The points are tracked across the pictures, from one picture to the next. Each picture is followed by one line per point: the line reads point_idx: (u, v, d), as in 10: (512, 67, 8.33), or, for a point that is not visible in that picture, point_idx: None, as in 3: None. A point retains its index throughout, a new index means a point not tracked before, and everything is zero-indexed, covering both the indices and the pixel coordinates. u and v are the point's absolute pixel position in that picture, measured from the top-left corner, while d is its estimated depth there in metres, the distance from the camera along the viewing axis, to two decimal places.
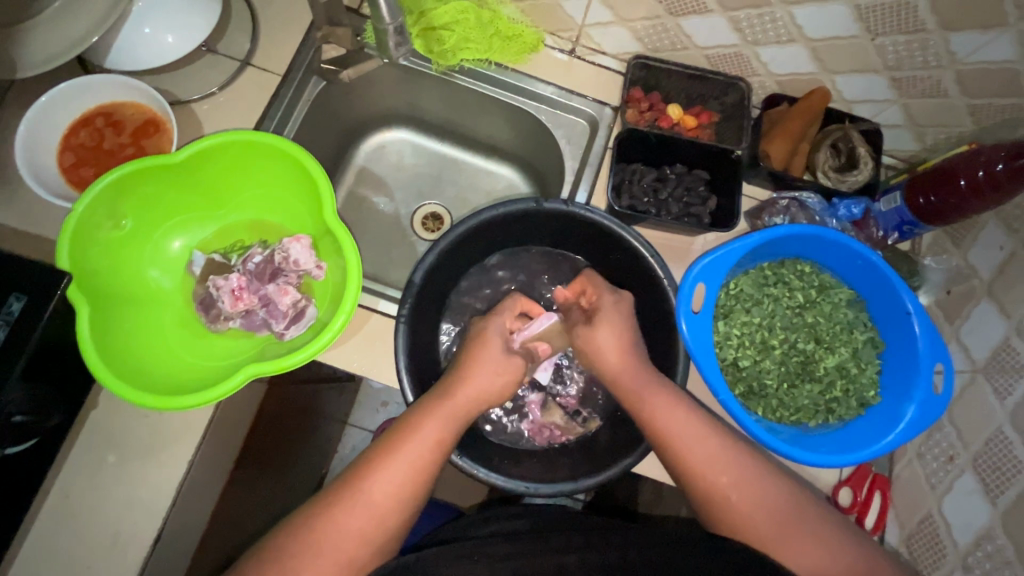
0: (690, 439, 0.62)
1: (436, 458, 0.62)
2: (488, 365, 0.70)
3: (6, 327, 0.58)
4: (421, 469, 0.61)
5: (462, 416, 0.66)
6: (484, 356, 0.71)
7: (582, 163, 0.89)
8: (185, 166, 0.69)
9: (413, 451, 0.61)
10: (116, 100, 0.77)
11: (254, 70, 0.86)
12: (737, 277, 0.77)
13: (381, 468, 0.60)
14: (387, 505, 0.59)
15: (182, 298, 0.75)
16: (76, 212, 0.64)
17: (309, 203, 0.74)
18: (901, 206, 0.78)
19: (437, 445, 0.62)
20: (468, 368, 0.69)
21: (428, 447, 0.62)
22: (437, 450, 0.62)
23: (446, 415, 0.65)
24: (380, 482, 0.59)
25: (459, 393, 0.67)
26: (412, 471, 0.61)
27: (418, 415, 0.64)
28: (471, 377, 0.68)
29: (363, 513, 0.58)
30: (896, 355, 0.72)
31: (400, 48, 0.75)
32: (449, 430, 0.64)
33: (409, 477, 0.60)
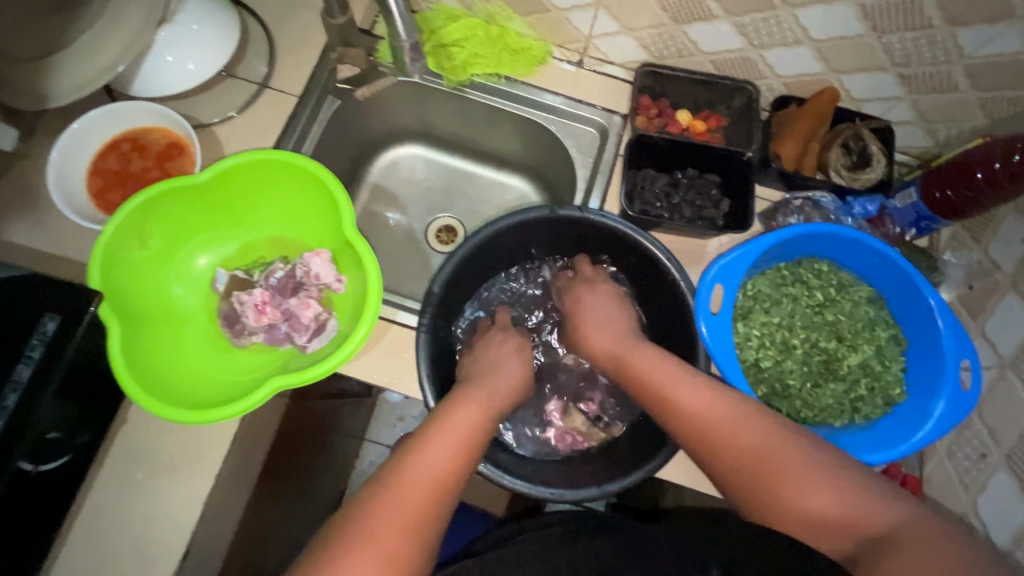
0: (735, 422, 0.59)
1: (475, 442, 0.61)
2: (508, 363, 0.74)
3: (42, 346, 0.60)
4: (462, 451, 0.60)
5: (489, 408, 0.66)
6: (500, 354, 0.75)
7: (593, 171, 0.90)
8: (208, 186, 0.72)
9: (454, 432, 0.60)
10: (140, 125, 0.80)
11: (272, 92, 0.88)
12: (754, 277, 0.76)
13: (419, 456, 0.57)
14: (433, 486, 0.56)
15: (206, 316, 0.77)
16: (106, 233, 0.66)
17: (327, 218, 0.76)
18: (917, 201, 0.78)
19: (473, 432, 0.62)
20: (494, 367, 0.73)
21: (466, 429, 0.61)
22: (475, 433, 0.62)
23: (479, 403, 0.65)
24: (424, 460, 0.57)
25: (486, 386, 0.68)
26: (455, 451, 0.59)
27: (452, 405, 0.64)
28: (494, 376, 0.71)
29: (412, 491, 0.54)
30: (920, 352, 0.72)
31: (415, 64, 0.73)
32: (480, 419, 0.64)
33: (451, 458, 0.58)
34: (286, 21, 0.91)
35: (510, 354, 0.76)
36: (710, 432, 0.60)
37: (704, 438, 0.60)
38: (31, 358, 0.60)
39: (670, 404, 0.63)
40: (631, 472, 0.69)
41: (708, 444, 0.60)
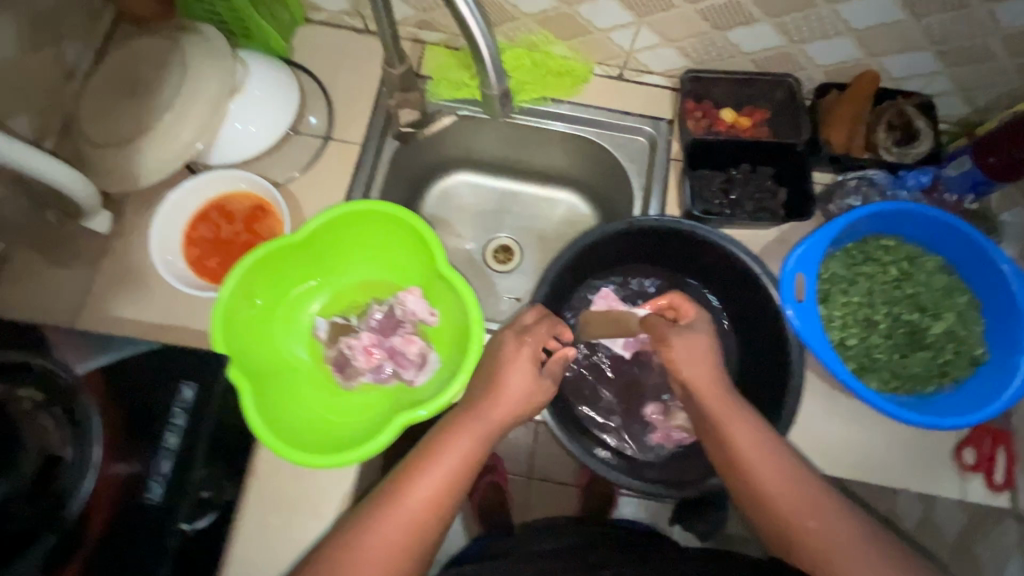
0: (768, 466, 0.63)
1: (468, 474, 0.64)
2: (510, 386, 0.67)
3: (185, 413, 0.66)
4: (446, 489, 0.62)
5: (489, 437, 0.66)
6: (502, 385, 0.67)
7: (648, 178, 0.95)
8: (308, 243, 0.76)
9: (447, 462, 0.63)
10: (225, 193, 0.84)
11: (336, 143, 0.93)
12: (826, 262, 0.81)
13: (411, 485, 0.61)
14: (422, 519, 0.60)
15: (315, 363, 0.81)
16: (223, 298, 0.70)
17: (416, 256, 0.81)
18: (972, 168, 0.82)
19: (467, 464, 0.63)
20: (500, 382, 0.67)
21: (458, 457, 0.63)
22: (464, 460, 0.63)
23: (475, 431, 0.65)
24: (417, 491, 0.61)
25: (492, 412, 0.66)
26: (442, 484, 0.62)
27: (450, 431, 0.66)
28: (502, 396, 0.66)
29: (400, 522, 0.59)
30: (998, 312, 0.75)
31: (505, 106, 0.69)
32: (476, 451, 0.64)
33: (436, 499, 0.61)
34: (338, 75, 0.96)
35: (517, 377, 0.68)
36: (749, 465, 0.64)
37: (740, 465, 0.65)
38: (177, 426, 0.65)
39: (728, 437, 0.66)
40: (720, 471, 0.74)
41: (740, 468, 0.65)
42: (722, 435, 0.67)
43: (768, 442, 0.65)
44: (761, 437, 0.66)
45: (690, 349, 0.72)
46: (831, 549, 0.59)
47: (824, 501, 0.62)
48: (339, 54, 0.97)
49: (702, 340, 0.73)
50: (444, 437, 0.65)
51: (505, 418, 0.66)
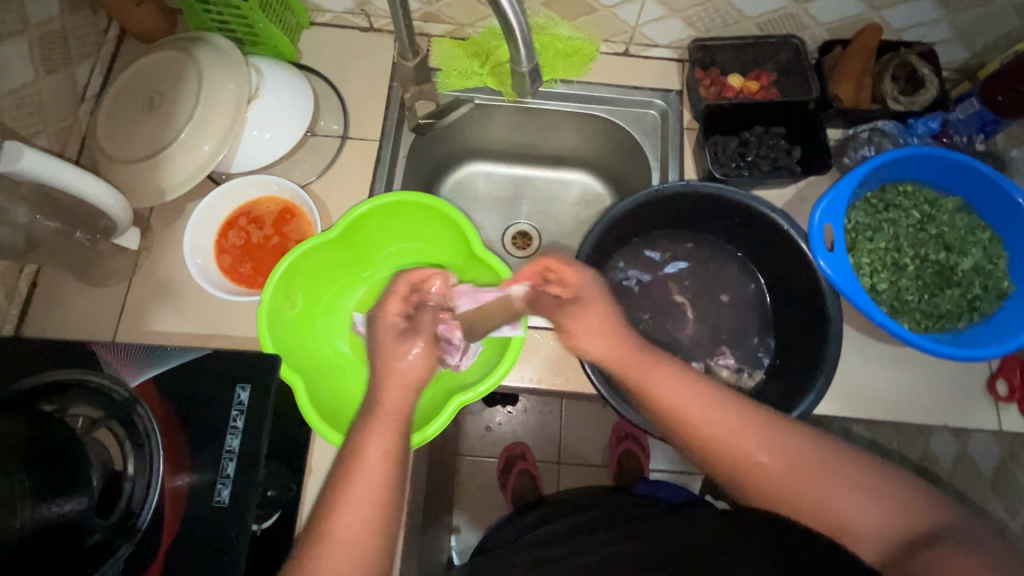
0: (724, 424, 0.61)
1: (390, 467, 0.59)
2: (403, 365, 0.68)
3: (244, 415, 0.66)
4: (385, 476, 0.58)
5: (397, 423, 0.63)
6: (392, 360, 0.68)
7: (663, 149, 0.96)
8: (344, 238, 0.77)
9: (373, 452, 0.59)
10: (252, 199, 0.85)
11: (354, 141, 0.94)
12: (849, 211, 0.83)
13: (336, 507, 0.56)
14: (362, 531, 0.55)
15: (360, 358, 0.81)
16: (266, 299, 0.71)
17: (450, 242, 0.82)
18: (980, 110, 0.84)
19: (387, 458, 0.59)
20: (384, 364, 0.68)
21: (383, 442, 0.60)
22: (391, 443, 0.60)
23: (386, 427, 0.62)
24: (355, 491, 0.57)
25: (383, 399, 0.65)
26: (378, 473, 0.58)
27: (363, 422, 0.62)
28: (387, 376, 0.67)
29: (353, 521, 0.55)
30: (1019, 245, 0.78)
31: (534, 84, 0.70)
32: (394, 441, 0.61)
33: (378, 491, 0.57)
34: (348, 74, 0.97)
35: (414, 357, 0.69)
36: (692, 425, 0.62)
37: (687, 426, 0.63)
38: (238, 428, 0.66)
39: (655, 397, 0.65)
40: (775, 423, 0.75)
41: (685, 431, 0.63)
42: (651, 398, 0.65)
43: (693, 391, 0.64)
44: (691, 393, 0.64)
45: (586, 325, 0.72)
46: (801, 486, 0.57)
47: (775, 435, 0.60)
48: (347, 54, 0.98)
49: (596, 311, 0.72)
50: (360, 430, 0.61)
51: (403, 403, 0.65)
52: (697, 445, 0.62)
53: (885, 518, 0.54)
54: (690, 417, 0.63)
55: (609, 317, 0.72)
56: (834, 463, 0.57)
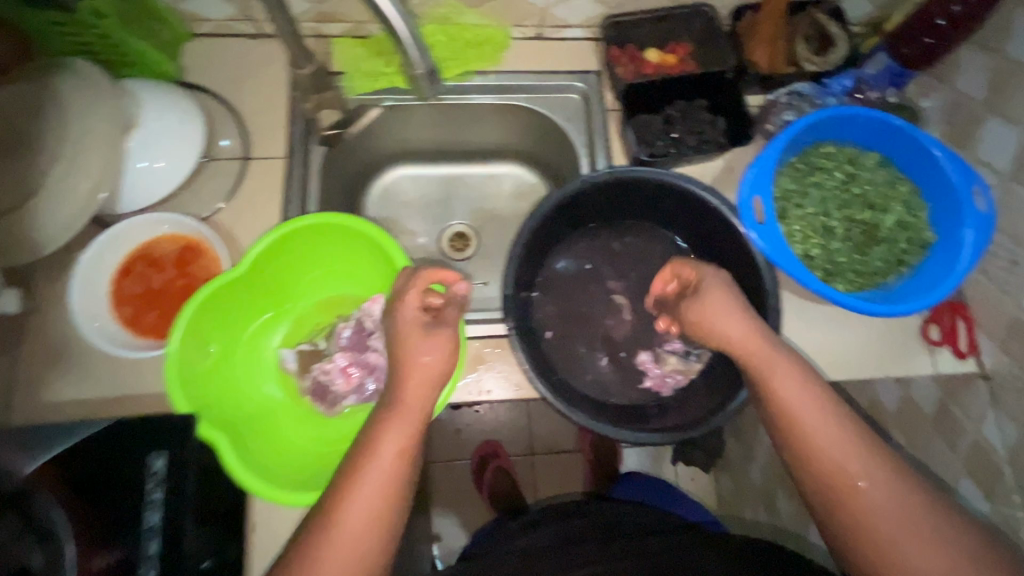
0: (830, 437, 0.62)
1: (403, 468, 0.57)
2: (426, 370, 0.61)
3: (162, 485, 0.60)
4: (399, 473, 0.58)
5: (417, 421, 0.60)
6: (411, 367, 0.61)
7: (589, 134, 0.93)
8: (255, 272, 0.70)
9: (380, 476, 0.57)
10: (146, 240, 0.77)
11: (258, 161, 0.86)
12: (776, 179, 0.82)
13: (346, 497, 0.56)
14: (368, 527, 0.55)
15: (292, 400, 0.75)
16: (172, 353, 0.64)
17: (372, 262, 0.76)
18: (889, 63, 0.85)
19: (402, 458, 0.58)
20: (403, 361, 0.62)
21: (392, 461, 0.57)
22: (403, 464, 0.57)
23: (404, 426, 0.59)
24: (352, 513, 0.55)
25: (405, 395, 0.61)
26: (384, 498, 0.56)
27: (383, 423, 0.59)
28: (408, 371, 0.61)
29: (342, 544, 0.55)
30: (936, 194, 0.79)
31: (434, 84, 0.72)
32: (407, 442, 0.58)
33: (378, 521, 0.56)
34: (243, 88, 0.89)
35: (435, 357, 0.62)
36: (800, 423, 0.63)
37: (802, 421, 0.63)
38: (156, 501, 0.58)
39: (779, 391, 0.64)
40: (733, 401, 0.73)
41: (791, 431, 0.63)
42: (773, 392, 0.64)
43: (820, 404, 0.63)
44: (814, 394, 0.64)
45: (715, 307, 0.68)
46: (888, 528, 0.59)
47: (876, 461, 0.61)
48: (239, 66, 0.89)
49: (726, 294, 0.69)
50: (378, 436, 0.59)
51: (423, 405, 0.60)
52: (797, 449, 0.63)
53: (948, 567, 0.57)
54: (796, 415, 0.63)
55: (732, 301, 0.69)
56: (929, 522, 0.59)
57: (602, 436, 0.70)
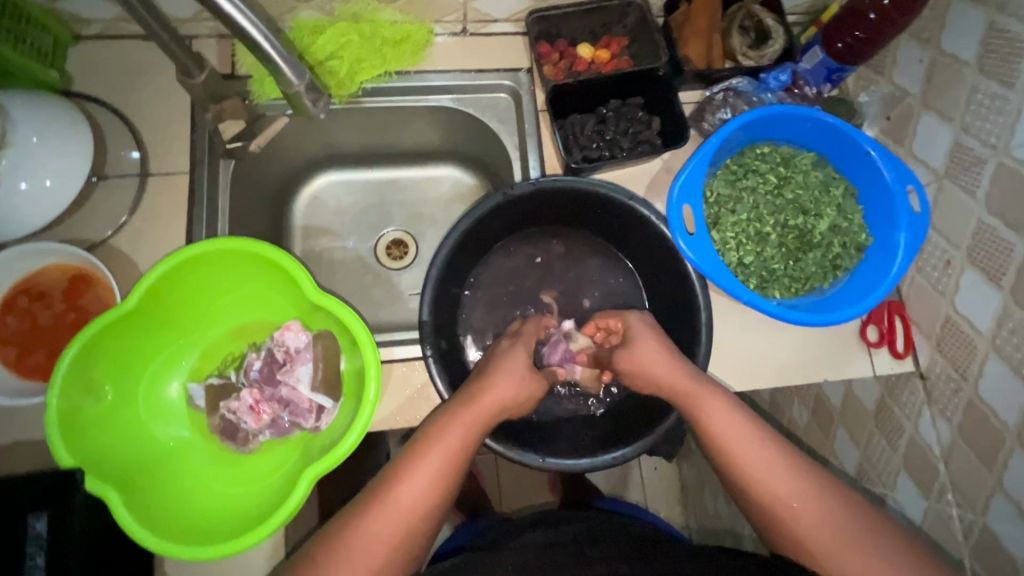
0: (748, 444, 0.64)
1: (461, 462, 0.63)
2: (515, 386, 0.69)
3: (43, 550, 0.53)
4: (458, 467, 0.62)
5: (484, 423, 0.66)
6: (502, 388, 0.68)
7: (520, 136, 0.88)
8: (146, 306, 0.65)
9: (439, 463, 0.61)
10: (30, 271, 0.69)
11: (157, 178, 0.79)
12: (710, 183, 0.80)
13: (404, 479, 0.60)
14: (416, 512, 0.59)
15: (202, 437, 0.71)
16: (53, 403, 0.59)
17: (283, 288, 0.71)
18: (824, 58, 0.81)
19: (462, 452, 0.63)
20: (492, 373, 0.70)
21: (453, 453, 0.62)
22: (462, 456, 0.63)
23: (469, 422, 0.64)
24: (406, 492, 0.59)
25: (482, 399, 0.66)
26: (439, 484, 0.61)
27: (451, 413, 0.65)
28: (492, 385, 0.68)
29: (389, 522, 0.58)
30: (871, 195, 0.78)
31: (316, 103, 0.63)
32: (473, 437, 0.64)
33: (424, 506, 0.60)
34: (139, 96, 0.81)
35: (519, 388, 0.70)
36: (728, 446, 0.64)
37: (733, 445, 0.64)
38: (36, 568, 0.52)
39: (708, 417, 0.67)
40: (664, 421, 0.72)
41: (724, 451, 0.65)
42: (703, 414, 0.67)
43: (749, 429, 0.65)
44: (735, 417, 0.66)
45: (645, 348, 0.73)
46: (821, 537, 0.58)
47: (811, 483, 0.61)
48: (133, 71, 0.82)
49: (655, 344, 0.74)
50: (445, 425, 0.63)
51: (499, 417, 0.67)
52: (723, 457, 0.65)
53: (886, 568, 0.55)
54: (719, 428, 0.66)
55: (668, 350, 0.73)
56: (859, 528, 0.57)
57: (525, 465, 0.69)
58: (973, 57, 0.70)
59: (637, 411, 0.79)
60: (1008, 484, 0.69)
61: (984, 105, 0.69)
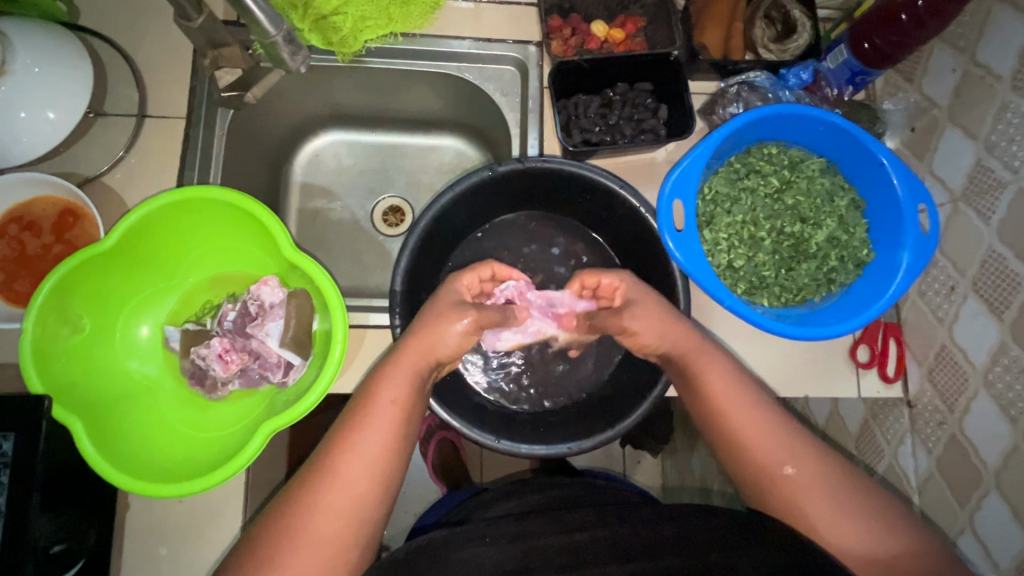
0: (762, 427, 0.62)
1: (402, 419, 0.61)
2: (448, 338, 0.65)
3: (7, 469, 0.56)
4: (396, 422, 0.61)
5: (415, 374, 0.64)
6: (433, 342, 0.65)
7: (523, 111, 0.85)
8: (125, 245, 0.66)
9: (381, 426, 0.60)
10: (22, 200, 0.71)
11: (154, 120, 0.79)
12: (708, 180, 0.77)
13: (350, 448, 0.59)
14: (369, 481, 0.58)
15: (172, 379, 0.73)
16: (27, 330, 0.61)
17: (263, 242, 0.72)
18: (848, 58, 0.76)
19: (398, 407, 0.62)
20: (423, 322, 0.66)
21: (393, 413, 0.61)
22: (402, 412, 0.62)
23: (404, 376, 0.63)
24: (353, 462, 0.58)
25: (410, 349, 0.64)
26: (384, 447, 0.60)
27: (384, 372, 0.63)
28: (417, 334, 0.65)
29: (342, 495, 0.57)
30: (878, 208, 0.74)
31: (296, 56, 0.73)
32: (406, 391, 0.62)
33: (377, 472, 0.59)
34: (144, 36, 0.81)
35: (459, 338, 0.66)
36: (720, 417, 0.63)
37: (746, 413, 0.63)
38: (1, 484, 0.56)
39: (724, 388, 0.64)
40: (636, 409, 0.71)
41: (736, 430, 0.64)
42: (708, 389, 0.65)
43: (754, 408, 0.64)
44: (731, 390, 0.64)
45: (643, 307, 0.68)
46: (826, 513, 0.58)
47: (816, 452, 0.61)
48: (140, 11, 0.81)
49: (654, 310, 0.68)
50: (378, 386, 0.62)
51: (422, 363, 0.64)
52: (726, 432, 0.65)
53: (877, 544, 0.57)
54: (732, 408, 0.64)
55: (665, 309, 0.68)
56: (860, 505, 0.59)
57: (480, 445, 0.69)
58: (1007, 71, 0.65)
59: (608, 404, 0.78)
60: (978, 524, 0.67)
61: (1013, 125, 0.65)
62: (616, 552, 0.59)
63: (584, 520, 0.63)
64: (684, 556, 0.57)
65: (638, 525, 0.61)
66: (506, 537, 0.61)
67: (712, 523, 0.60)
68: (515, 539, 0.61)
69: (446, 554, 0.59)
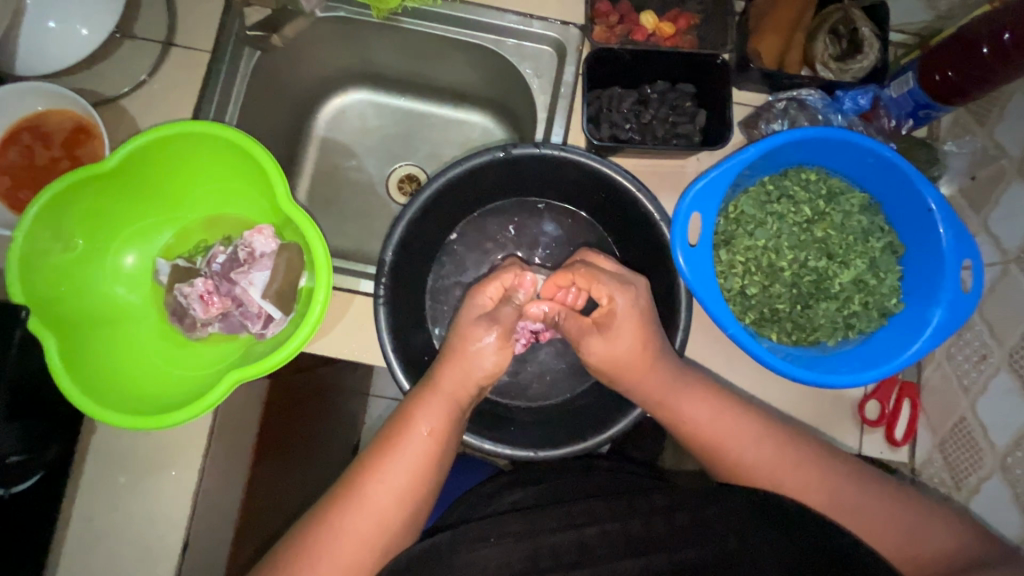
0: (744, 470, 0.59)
1: (436, 449, 0.59)
2: (482, 360, 0.63)
3: None
4: (429, 452, 0.59)
5: (453, 406, 0.62)
6: (469, 367, 0.62)
7: (554, 96, 0.81)
8: (124, 170, 0.65)
9: (412, 456, 0.58)
10: (38, 111, 0.70)
11: (179, 50, 0.77)
12: (736, 198, 0.72)
13: (378, 476, 0.57)
14: (391, 511, 0.57)
15: (155, 311, 0.73)
16: (17, 241, 0.60)
17: (263, 189, 0.70)
18: (913, 88, 0.69)
19: (432, 438, 0.60)
20: (457, 344, 0.64)
21: (426, 442, 0.59)
22: (437, 444, 0.60)
23: (442, 409, 0.61)
24: (379, 491, 0.57)
25: (444, 378, 0.62)
26: (414, 477, 0.58)
27: (419, 399, 0.61)
28: (451, 359, 0.63)
29: (366, 524, 0.56)
30: (916, 257, 0.68)
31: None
32: (440, 421, 0.60)
33: (402, 501, 0.57)
34: None
35: (493, 358, 0.63)
36: None
37: None
38: None
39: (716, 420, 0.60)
40: (616, 421, 0.67)
41: None
42: None
43: None
44: (719, 414, 0.63)
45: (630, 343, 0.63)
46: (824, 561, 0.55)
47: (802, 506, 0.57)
48: None
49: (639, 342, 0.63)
50: (414, 414, 0.60)
51: (465, 393, 0.62)
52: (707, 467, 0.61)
53: None
54: None
55: (653, 346, 0.63)
56: None
57: None
58: None
59: (583, 409, 0.75)
60: None
61: None
62: (628, 547, 0.57)
63: (593, 513, 0.60)
64: (698, 546, 0.55)
65: (648, 517, 0.58)
66: (511, 536, 0.58)
67: (725, 507, 0.57)
68: (522, 538, 0.58)
69: (450, 559, 0.55)
